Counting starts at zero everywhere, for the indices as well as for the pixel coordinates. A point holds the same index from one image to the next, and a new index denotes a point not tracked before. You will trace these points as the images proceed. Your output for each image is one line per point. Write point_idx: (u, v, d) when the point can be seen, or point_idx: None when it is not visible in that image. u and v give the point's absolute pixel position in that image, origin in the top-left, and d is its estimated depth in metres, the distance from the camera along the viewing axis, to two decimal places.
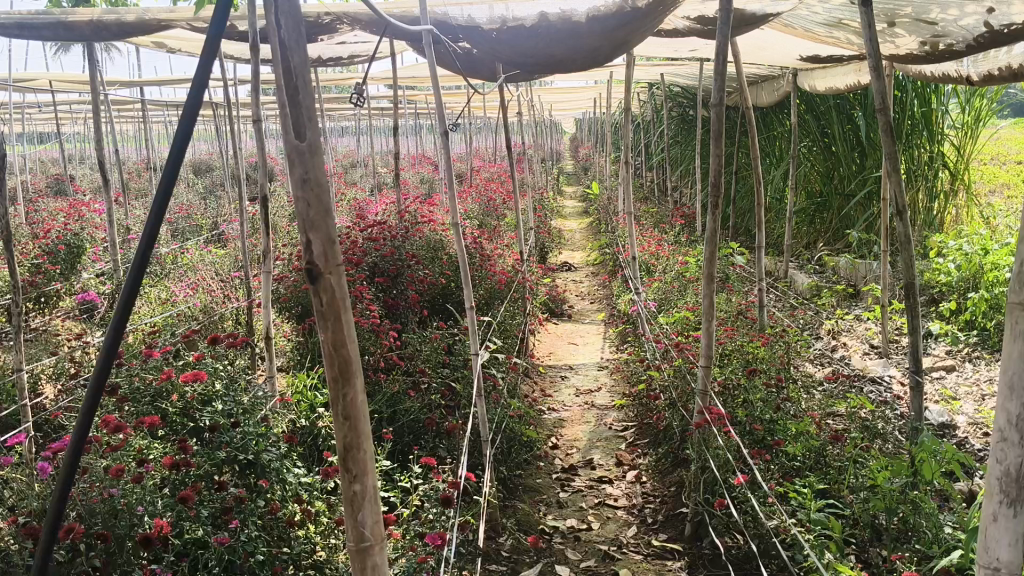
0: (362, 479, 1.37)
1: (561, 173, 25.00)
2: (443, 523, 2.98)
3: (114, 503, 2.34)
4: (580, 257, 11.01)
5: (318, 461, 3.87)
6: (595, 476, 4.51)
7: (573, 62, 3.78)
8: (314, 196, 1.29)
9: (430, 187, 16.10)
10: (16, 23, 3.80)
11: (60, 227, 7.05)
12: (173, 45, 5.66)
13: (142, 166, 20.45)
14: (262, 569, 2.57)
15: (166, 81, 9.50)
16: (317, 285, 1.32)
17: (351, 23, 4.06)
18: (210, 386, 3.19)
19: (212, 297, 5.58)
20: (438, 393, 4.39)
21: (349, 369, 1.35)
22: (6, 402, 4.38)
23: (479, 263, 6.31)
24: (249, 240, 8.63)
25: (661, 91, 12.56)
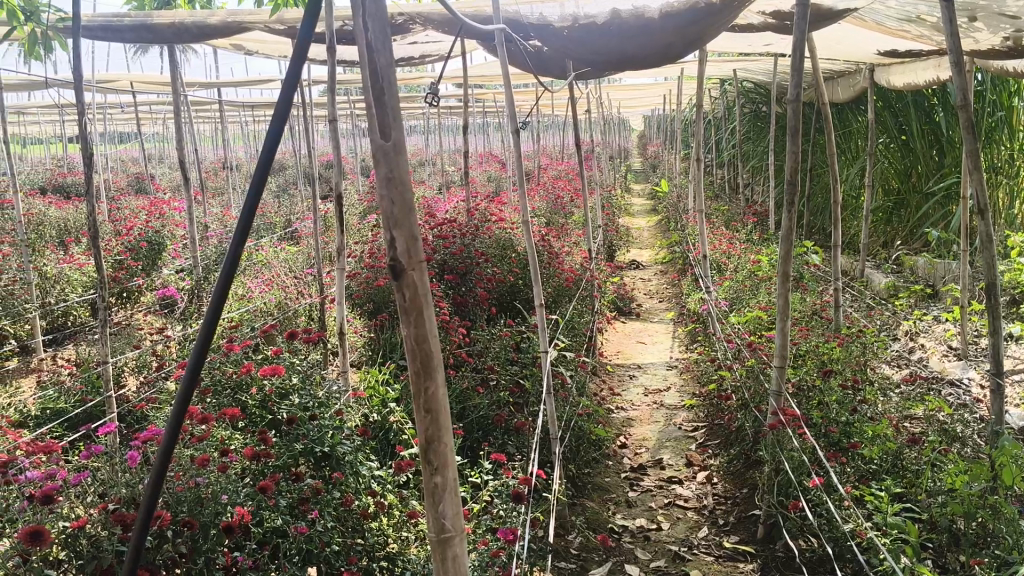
0: (442, 471, 1.40)
1: (629, 170, 24.89)
2: (515, 519, 3.01)
3: (199, 492, 2.40)
4: (649, 255, 10.96)
5: (390, 455, 3.93)
6: (665, 476, 4.49)
7: (645, 60, 3.78)
8: (399, 194, 1.32)
9: (498, 184, 16.16)
10: (102, 26, 3.92)
11: (142, 225, 7.27)
12: (251, 47, 5.80)
13: (217, 165, 20.92)
14: (337, 560, 2.65)
15: (244, 82, 9.70)
16: (400, 281, 1.34)
17: (423, 23, 4.11)
18: (286, 380, 3.30)
19: (285, 292, 5.70)
20: (507, 390, 4.42)
21: (431, 363, 1.37)
22: (91, 393, 4.54)
23: (549, 260, 6.33)
24: (322, 237, 8.78)
25: (733, 87, 12.44)
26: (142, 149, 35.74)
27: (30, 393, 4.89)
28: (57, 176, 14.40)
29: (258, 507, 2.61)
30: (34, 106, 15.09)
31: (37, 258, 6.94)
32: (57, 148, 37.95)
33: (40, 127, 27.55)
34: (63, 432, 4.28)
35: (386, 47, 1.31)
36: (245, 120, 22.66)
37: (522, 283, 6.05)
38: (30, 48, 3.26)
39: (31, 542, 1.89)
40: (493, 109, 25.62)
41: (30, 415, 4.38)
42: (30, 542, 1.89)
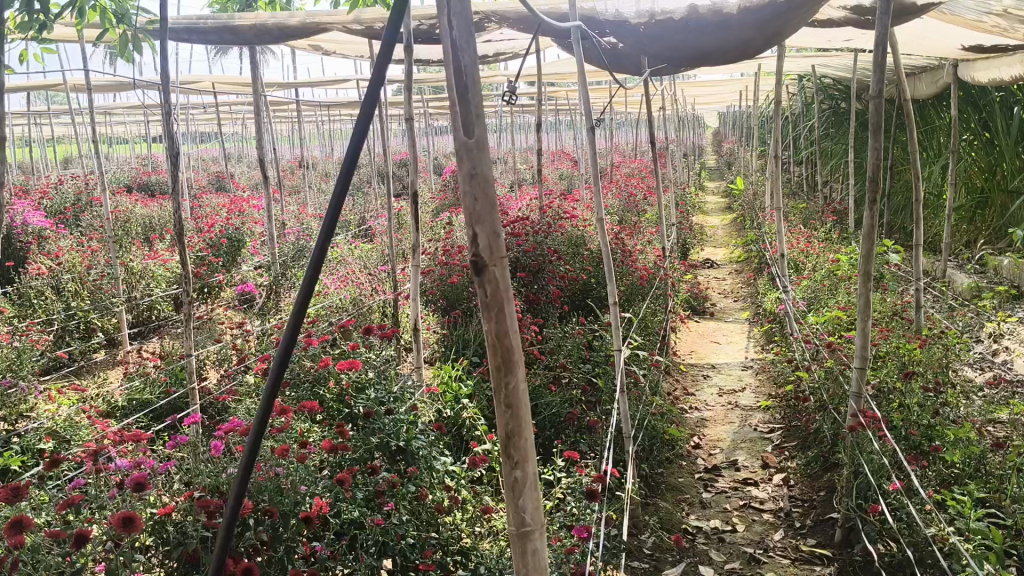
0: (523, 466, 1.40)
1: (703, 167, 24.63)
2: (588, 517, 3.01)
3: (279, 482, 2.45)
4: (723, 254, 10.82)
5: (463, 451, 3.97)
6: (740, 478, 4.44)
7: (723, 56, 3.73)
8: (481, 191, 1.33)
9: (570, 182, 16.14)
10: (187, 28, 4.02)
11: (223, 222, 7.46)
12: (328, 47, 5.88)
13: (294, 164, 21.34)
14: (412, 552, 2.69)
15: (321, 81, 9.87)
16: (482, 277, 1.35)
17: (500, 22, 4.12)
18: (363, 375, 3.35)
19: (361, 288, 5.77)
20: (579, 388, 4.42)
21: (512, 358, 1.38)
22: (175, 384, 4.68)
23: (622, 258, 6.31)
24: (396, 235, 8.90)
25: (811, 83, 12.22)
26: (222, 148, 36.61)
27: (116, 384, 5.05)
28: (142, 174, 14.86)
29: (336, 499, 2.67)
30: (120, 107, 15.61)
31: (123, 254, 7.17)
32: (141, 147, 39.06)
33: (126, 126, 28.42)
34: (148, 422, 4.41)
35: (470, 45, 1.31)
36: (321, 120, 23.05)
37: (595, 281, 6.03)
38: (120, 50, 3.36)
39: (122, 527, 1.95)
40: (565, 108, 25.59)
41: (117, 406, 4.54)
42: (121, 528, 1.95)
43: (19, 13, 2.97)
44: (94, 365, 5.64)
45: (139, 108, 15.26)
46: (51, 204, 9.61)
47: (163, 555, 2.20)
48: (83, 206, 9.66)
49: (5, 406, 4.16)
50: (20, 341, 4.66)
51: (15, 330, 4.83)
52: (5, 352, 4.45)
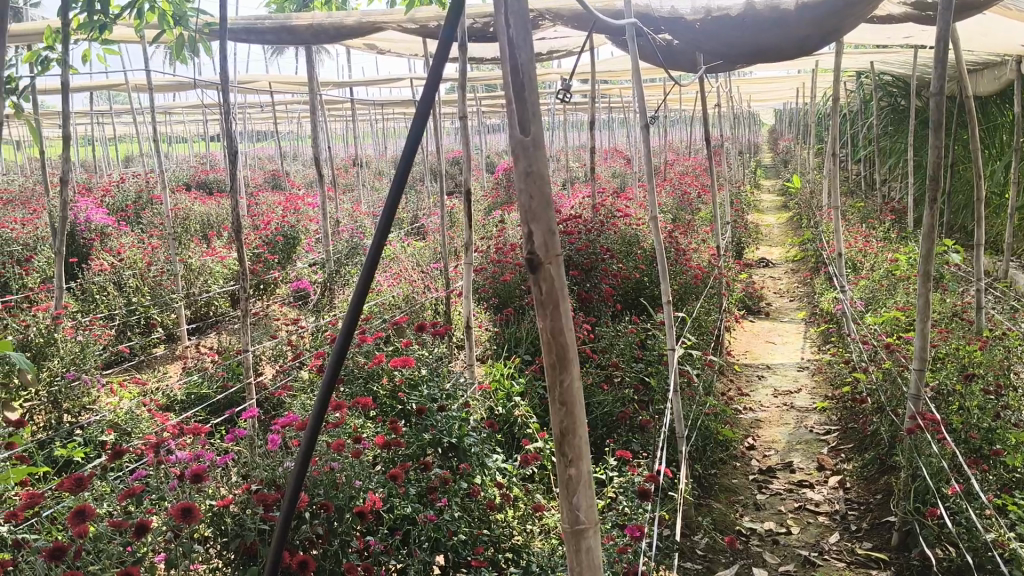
0: (577, 463, 1.39)
1: (759, 165, 24.34)
2: (640, 517, 3.00)
3: (334, 476, 2.48)
4: (778, 253, 10.68)
5: (515, 449, 3.97)
6: (795, 480, 4.38)
7: (780, 54, 3.69)
8: (537, 188, 1.32)
9: (623, 180, 16.07)
10: (245, 29, 4.08)
11: (279, 219, 7.57)
12: (383, 46, 5.93)
13: (349, 163, 21.55)
14: (464, 548, 2.70)
15: (376, 81, 9.95)
16: (537, 274, 1.34)
17: (554, 19, 4.12)
18: (416, 372, 3.38)
19: (413, 286, 5.81)
20: (632, 388, 4.40)
21: (566, 356, 1.36)
22: (232, 379, 4.76)
23: (675, 257, 6.26)
24: (449, 233, 8.94)
25: (870, 80, 12.00)
26: (278, 147, 37.10)
27: (175, 379, 5.15)
28: (201, 173, 15.14)
29: (389, 494, 2.69)
30: (180, 106, 15.90)
31: (182, 251, 7.32)
32: (199, 146, 39.73)
33: (185, 126, 28.94)
34: (206, 416, 4.49)
35: (526, 43, 1.30)
36: (375, 118, 23.24)
37: (648, 280, 6.00)
38: (179, 50, 3.41)
39: (181, 518, 1.98)
40: (619, 106, 25.46)
41: (176, 400, 4.63)
42: (181, 518, 1.98)
43: (83, 15, 3.03)
44: (153, 360, 5.75)
45: (198, 107, 15.53)
46: (112, 201, 9.83)
47: (221, 546, 2.24)
48: (144, 204, 9.86)
49: (69, 399, 4.26)
50: (83, 335, 4.78)
51: (78, 324, 4.95)
52: (69, 345, 4.56)
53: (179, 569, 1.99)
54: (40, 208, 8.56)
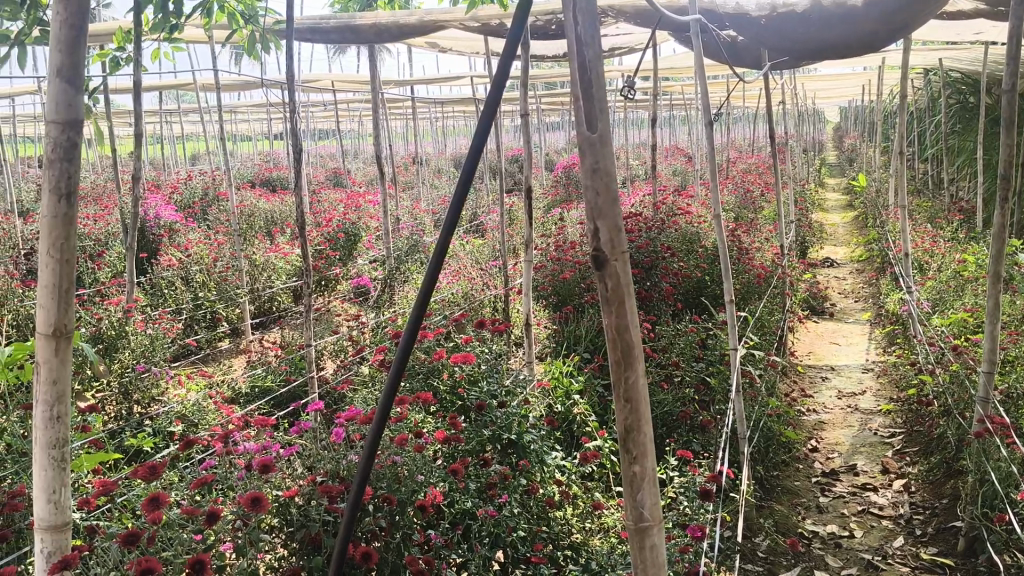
0: (642, 461, 1.37)
1: (823, 163, 23.94)
2: (701, 517, 2.99)
3: (397, 469, 2.51)
4: (843, 253, 10.51)
5: (574, 446, 3.98)
6: (859, 483, 4.31)
7: (848, 50, 3.63)
8: (603, 184, 1.30)
9: (684, 178, 15.94)
10: (309, 28, 4.13)
11: (341, 216, 7.67)
12: (444, 45, 5.96)
13: (410, 160, 21.74)
14: (523, 544, 2.71)
15: (437, 79, 10.01)
16: (602, 271, 1.32)
17: (618, 15, 4.11)
18: (476, 367, 3.40)
19: (473, 284, 5.86)
20: (692, 387, 4.37)
21: (632, 353, 1.34)
22: (295, 373, 4.84)
23: (738, 256, 6.20)
24: (509, 230, 8.97)
25: (939, 76, 11.74)
26: (340, 145, 37.61)
27: (241, 372, 5.26)
28: (265, 171, 15.40)
29: (450, 488, 2.71)
30: (245, 106, 16.22)
31: (247, 247, 7.46)
32: (263, 144, 40.40)
33: (250, 124, 29.51)
34: (270, 409, 4.57)
35: (594, 40, 1.29)
36: (435, 117, 23.44)
37: (709, 279, 5.95)
38: (247, 49, 3.46)
39: (251, 507, 2.03)
40: (680, 104, 25.26)
41: (242, 393, 4.74)
42: (250, 507, 2.03)
43: (154, 15, 3.09)
44: (219, 353, 5.89)
45: (263, 105, 15.82)
46: (180, 198, 10.06)
47: (287, 536, 2.29)
48: (211, 200, 10.08)
49: (139, 391, 4.37)
50: (153, 328, 4.90)
51: (148, 318, 5.08)
52: (139, 338, 4.70)
53: (247, 558, 2.04)
54: (111, 204, 8.81)
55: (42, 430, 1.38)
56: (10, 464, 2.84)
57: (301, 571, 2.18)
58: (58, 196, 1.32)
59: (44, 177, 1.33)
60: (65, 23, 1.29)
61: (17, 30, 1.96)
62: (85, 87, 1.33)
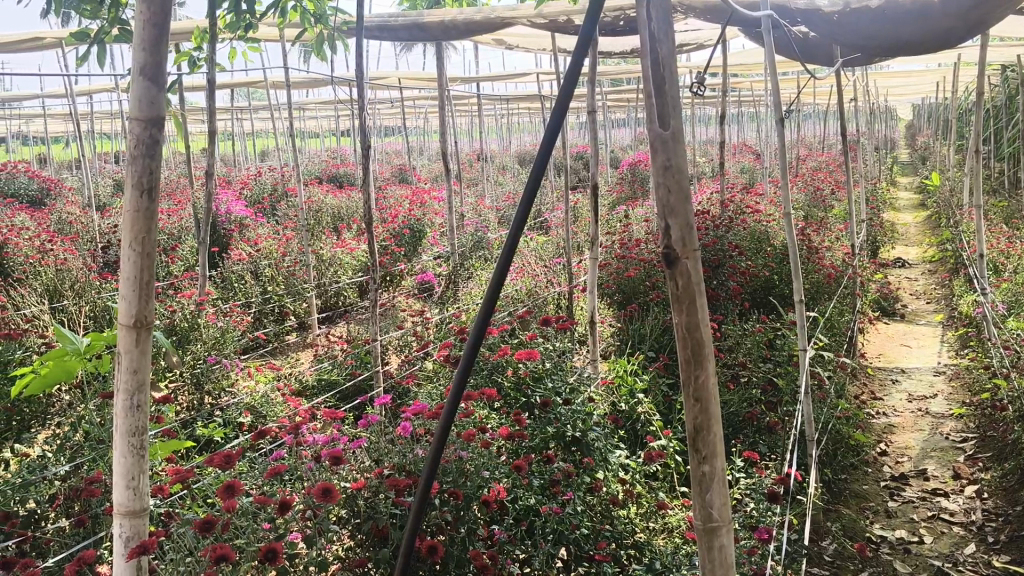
0: (711, 460, 1.36)
1: (895, 161, 23.42)
2: (767, 519, 2.97)
3: (461, 464, 2.53)
4: (916, 253, 10.29)
5: (637, 444, 3.96)
6: (929, 488, 4.21)
7: (922, 47, 3.55)
8: (675, 182, 1.27)
9: (751, 175, 15.72)
10: (378, 26, 4.17)
11: (407, 213, 7.75)
12: (511, 42, 5.98)
13: (474, 158, 21.83)
14: (587, 542, 2.71)
15: (503, 75, 10.03)
16: (673, 269, 1.31)
17: (688, 12, 4.07)
18: (540, 364, 3.40)
19: (537, 280, 5.87)
20: (759, 389, 4.32)
21: (702, 352, 1.32)
22: (360, 367, 4.91)
23: (807, 256, 6.11)
24: (572, 227, 8.97)
25: (1019, 72, 11.38)
26: (405, 142, 38.01)
27: (308, 365, 5.35)
28: (332, 167, 15.60)
29: (513, 484, 2.73)
30: (314, 103, 16.46)
31: (315, 242, 7.58)
32: (330, 141, 40.93)
33: (318, 121, 29.92)
34: (336, 401, 4.64)
35: (668, 35, 1.27)
36: (500, 113, 23.53)
37: (777, 278, 5.87)
38: (318, 48, 3.51)
39: (322, 497, 2.07)
40: (747, 102, 24.92)
41: (309, 386, 4.83)
42: (322, 497, 2.08)
43: (230, 15, 3.14)
44: (287, 346, 5.99)
45: (331, 102, 16.06)
46: (251, 193, 10.28)
47: (354, 527, 2.33)
48: (280, 195, 10.27)
49: (210, 381, 4.47)
50: (224, 321, 5.01)
51: (219, 310, 5.20)
52: (211, 331, 4.81)
53: (317, 547, 2.07)
54: (185, 200, 9.02)
55: (123, 418, 1.43)
56: (89, 451, 2.94)
57: (368, 562, 2.21)
58: (141, 190, 1.36)
59: (128, 173, 1.37)
60: (147, 21, 1.32)
61: (99, 30, 2.01)
62: (166, 85, 1.37)
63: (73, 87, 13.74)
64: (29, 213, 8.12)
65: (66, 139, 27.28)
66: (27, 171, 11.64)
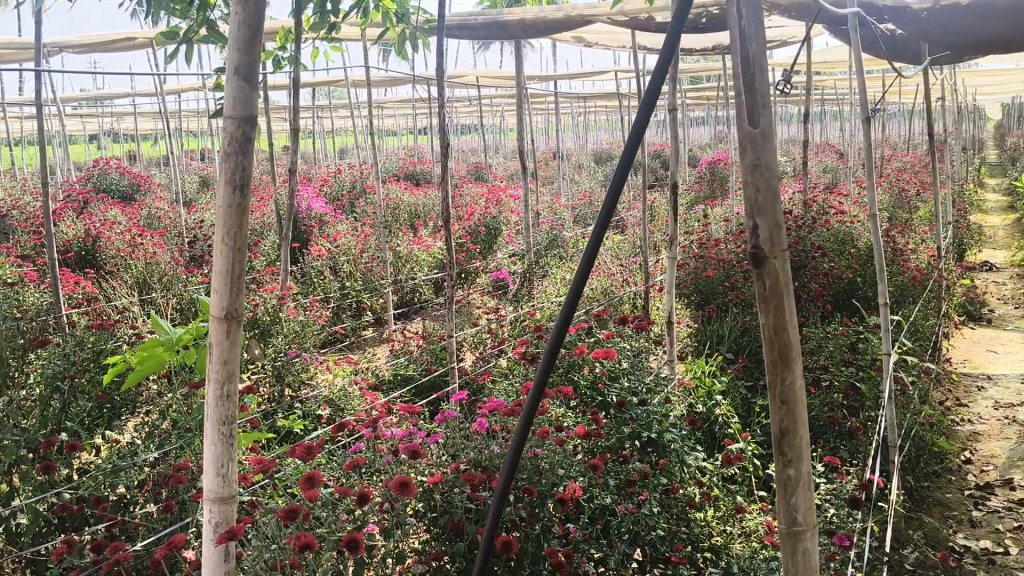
0: (797, 464, 1.32)
1: (983, 162, 22.69)
2: (848, 526, 2.90)
3: (538, 461, 2.53)
4: (1005, 256, 9.96)
5: (714, 447, 3.92)
6: (1016, 498, 4.08)
7: (1014, 44, 3.44)
8: (765, 181, 1.24)
9: (833, 175, 15.38)
10: (458, 24, 4.19)
11: (483, 210, 7.82)
12: (591, 39, 5.96)
13: (550, 156, 21.83)
14: (662, 543, 2.68)
15: (581, 73, 10.02)
16: (761, 269, 1.27)
17: (772, 8, 4.01)
18: (616, 363, 3.38)
19: (612, 280, 5.85)
20: (840, 393, 4.24)
21: (789, 354, 1.29)
22: (436, 363, 4.97)
23: (891, 258, 5.97)
24: (648, 227, 8.91)
25: None
26: (481, 140, 38.25)
27: (385, 360, 5.43)
28: (409, 166, 15.76)
29: (588, 484, 2.72)
30: (392, 101, 16.67)
31: (393, 238, 7.67)
32: (407, 138, 41.29)
33: (395, 120, 30.28)
34: (412, 397, 4.70)
35: (759, 32, 1.24)
36: (576, 113, 23.49)
37: (861, 280, 5.75)
38: (400, 47, 3.55)
39: (398, 491, 2.09)
40: (829, 100, 24.40)
41: (385, 380, 4.90)
42: (398, 491, 2.09)
43: (315, 15, 3.20)
44: (364, 341, 6.09)
45: (409, 100, 16.25)
46: (331, 190, 10.47)
47: (431, 522, 2.34)
48: (358, 192, 10.44)
49: (290, 374, 4.58)
50: (304, 316, 5.12)
51: (299, 305, 5.31)
52: (292, 325, 4.91)
53: (394, 540, 2.09)
54: (267, 196, 9.22)
55: (214, 407, 1.47)
56: (176, 439, 3.03)
57: (443, 556, 2.23)
58: (233, 187, 1.38)
59: (220, 170, 1.40)
60: (244, 23, 1.35)
61: (188, 30, 2.07)
62: (259, 85, 1.39)
63: (163, 86, 14.18)
64: (120, 208, 8.41)
65: (154, 137, 28.16)
66: (118, 168, 12.04)
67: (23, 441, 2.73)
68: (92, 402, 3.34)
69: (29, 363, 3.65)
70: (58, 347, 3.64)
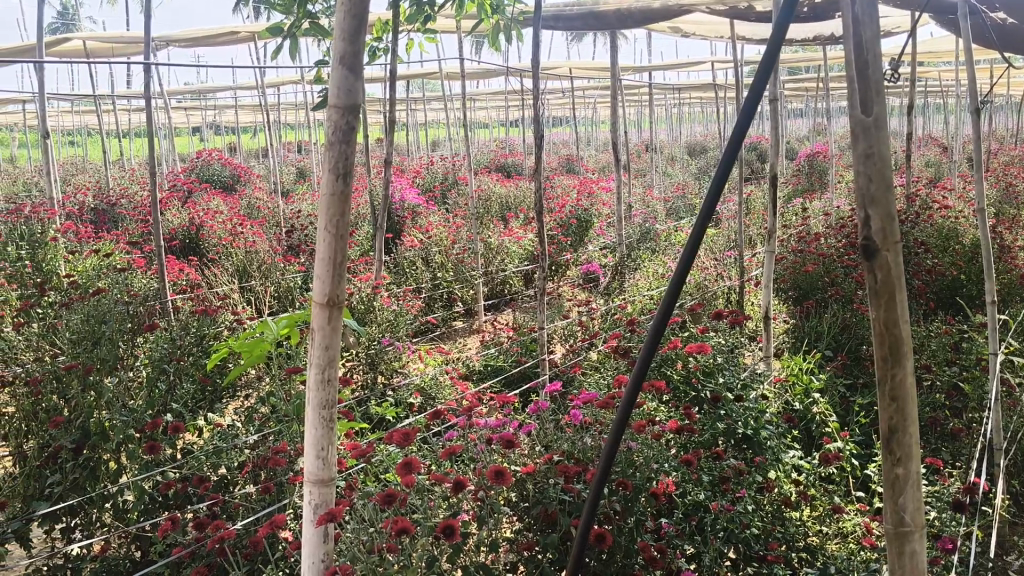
0: (906, 463, 1.26)
1: None
2: (951, 530, 2.80)
3: (631, 454, 2.51)
4: None
5: (810, 445, 3.83)
6: None
7: None
8: (877, 170, 1.18)
9: (937, 169, 14.86)
10: (553, 15, 4.16)
11: (574, 203, 7.83)
12: (688, 29, 5.86)
13: (642, 148, 21.67)
14: (757, 541, 2.64)
15: (677, 64, 9.87)
16: (872, 261, 1.21)
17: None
18: (710, 358, 3.32)
19: (705, 274, 5.77)
20: (942, 393, 4.09)
21: (900, 349, 1.23)
22: (527, 355, 4.99)
23: (1000, 255, 5.73)
24: (742, 220, 8.78)
25: None
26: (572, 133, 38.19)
27: (476, 351, 5.48)
28: (500, 158, 15.84)
29: (682, 479, 2.69)
30: (484, 93, 16.72)
31: (485, 230, 7.73)
32: (498, 130, 41.46)
33: (486, 114, 30.41)
34: (502, 387, 4.74)
35: (872, 17, 1.18)
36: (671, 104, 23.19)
37: (966, 278, 5.55)
38: (495, 37, 3.53)
39: (493, 479, 2.10)
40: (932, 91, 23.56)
41: (477, 370, 4.94)
42: (493, 480, 2.10)
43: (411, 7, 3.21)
44: (454, 332, 6.16)
45: (500, 93, 16.28)
46: (424, 182, 10.60)
47: (523, 512, 2.35)
48: (450, 184, 10.52)
49: (383, 362, 4.66)
50: (398, 305, 5.19)
51: (393, 295, 5.39)
52: (385, 315, 4.98)
53: (487, 529, 2.10)
54: (363, 187, 9.40)
55: (315, 391, 1.49)
56: (275, 424, 3.10)
57: (536, 546, 2.22)
58: (336, 175, 1.40)
59: (323, 159, 1.42)
60: (348, 14, 1.36)
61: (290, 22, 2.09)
62: (362, 73, 1.40)
63: (263, 79, 14.56)
64: (223, 198, 8.66)
65: (255, 130, 28.90)
66: (219, 159, 12.40)
67: (132, 421, 2.84)
68: (195, 385, 3.45)
69: (137, 347, 3.79)
70: (164, 331, 3.76)
